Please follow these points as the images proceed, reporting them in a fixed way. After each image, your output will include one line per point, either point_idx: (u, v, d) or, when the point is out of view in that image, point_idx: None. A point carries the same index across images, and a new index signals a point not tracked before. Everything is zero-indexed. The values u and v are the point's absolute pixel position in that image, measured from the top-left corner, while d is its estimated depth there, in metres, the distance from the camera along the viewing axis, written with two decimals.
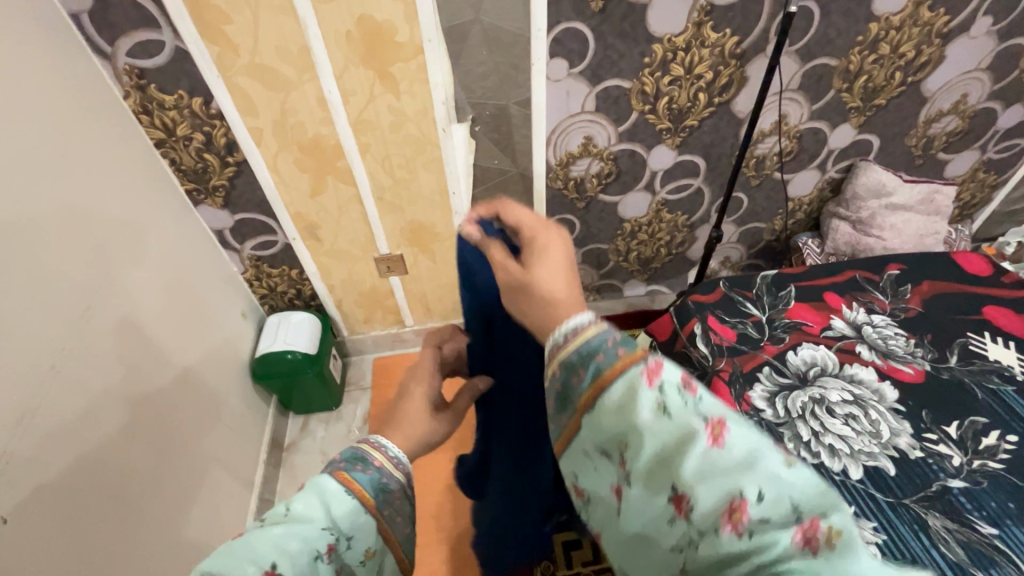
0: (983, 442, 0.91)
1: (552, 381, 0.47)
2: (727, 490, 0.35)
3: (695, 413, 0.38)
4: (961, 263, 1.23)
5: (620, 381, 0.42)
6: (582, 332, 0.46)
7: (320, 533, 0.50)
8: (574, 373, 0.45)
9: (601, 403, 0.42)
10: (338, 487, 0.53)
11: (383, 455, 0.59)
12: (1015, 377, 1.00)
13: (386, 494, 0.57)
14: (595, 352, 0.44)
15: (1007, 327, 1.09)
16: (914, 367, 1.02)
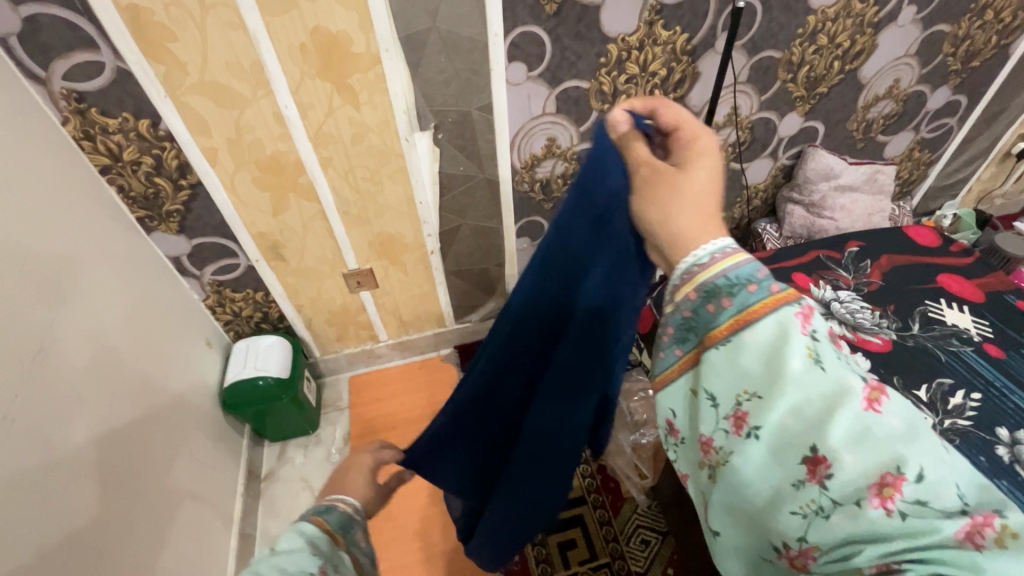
0: (951, 402, 0.97)
1: (683, 305, 0.47)
2: (882, 463, 0.36)
3: (850, 372, 0.40)
4: (912, 237, 1.31)
5: (772, 321, 0.42)
6: (729, 257, 0.46)
7: (310, 558, 0.50)
8: (712, 302, 0.45)
9: (743, 338, 0.43)
10: (315, 526, 0.54)
11: (342, 501, 0.61)
12: (972, 339, 1.07)
13: (353, 532, 0.58)
14: (747, 281, 0.44)
15: (958, 293, 1.17)
16: (882, 337, 1.08)
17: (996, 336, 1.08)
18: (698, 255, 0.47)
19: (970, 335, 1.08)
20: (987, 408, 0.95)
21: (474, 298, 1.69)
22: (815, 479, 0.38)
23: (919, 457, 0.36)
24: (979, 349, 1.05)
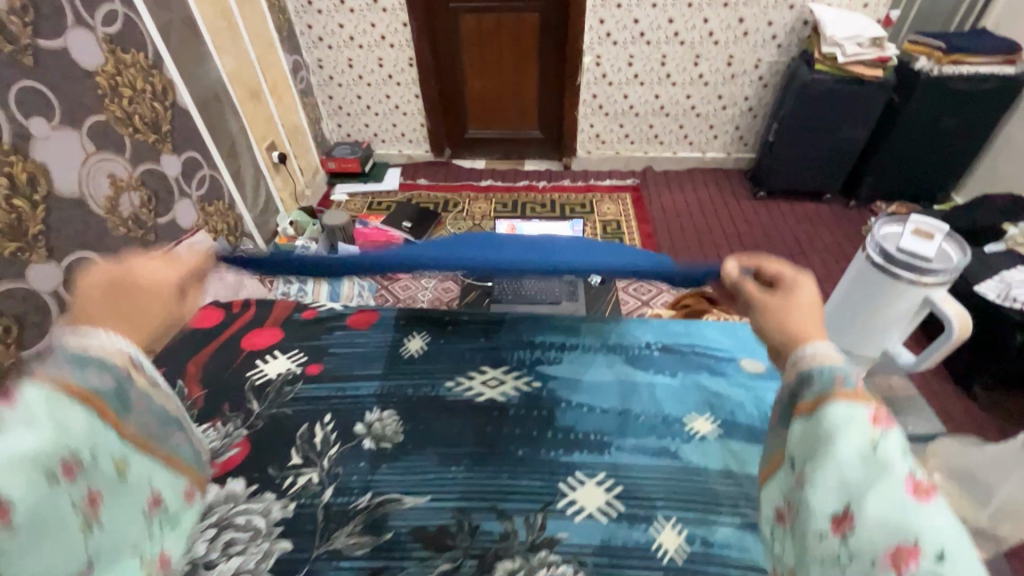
0: (317, 441, 0.77)
1: (784, 388, 0.48)
2: (898, 534, 0.34)
3: (901, 464, 0.37)
4: (186, 330, 0.94)
5: (840, 409, 0.41)
6: (821, 353, 0.47)
7: (49, 450, 0.42)
8: (802, 385, 0.45)
9: (814, 415, 0.42)
10: (64, 399, 0.45)
11: (98, 347, 0.49)
12: (300, 372, 0.86)
13: (119, 390, 0.49)
14: (834, 372, 0.44)
15: (257, 348, 0.90)
16: (239, 442, 0.77)
17: (310, 351, 0.90)
18: (802, 347, 0.48)
19: (298, 382, 0.85)
20: (384, 428, 0.79)
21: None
22: (906, 568, 0.33)
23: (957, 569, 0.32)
24: (308, 379, 0.85)
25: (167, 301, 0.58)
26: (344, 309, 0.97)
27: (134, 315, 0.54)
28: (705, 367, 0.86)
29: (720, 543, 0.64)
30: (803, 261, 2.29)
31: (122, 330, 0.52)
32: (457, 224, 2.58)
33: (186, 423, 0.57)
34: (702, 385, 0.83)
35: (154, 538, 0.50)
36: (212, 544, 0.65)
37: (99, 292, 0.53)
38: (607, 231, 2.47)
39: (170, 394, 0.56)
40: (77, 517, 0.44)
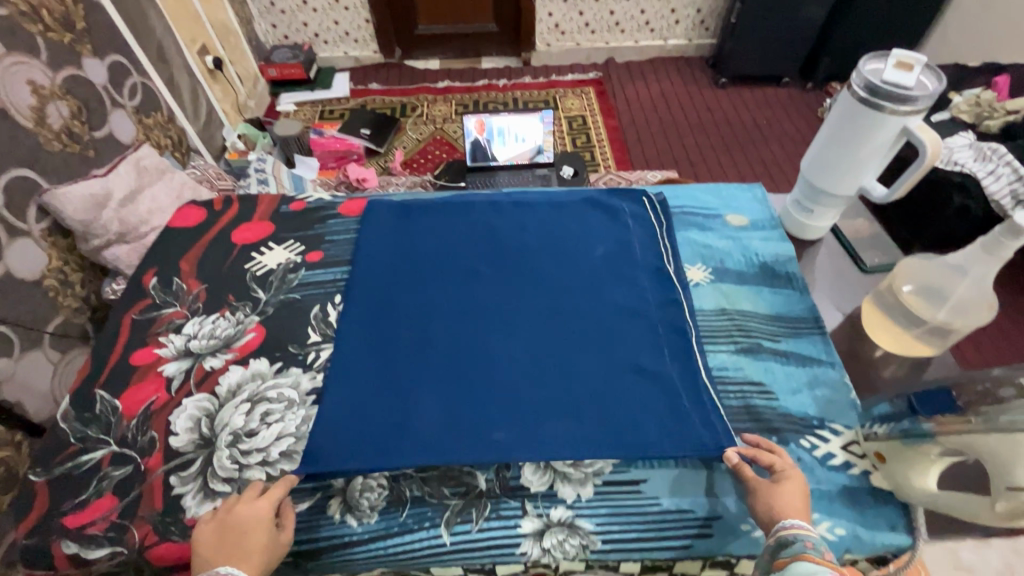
0: (331, 319, 0.79)
1: (765, 549, 0.54)
2: None
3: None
4: (168, 230, 0.90)
5: (807, 567, 0.49)
6: (800, 528, 0.53)
7: None
8: (779, 548, 0.52)
9: (788, 569, 0.49)
10: None
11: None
12: (301, 261, 0.86)
13: None
14: (806, 541, 0.51)
15: (250, 242, 0.88)
16: (253, 328, 0.78)
17: (306, 240, 0.88)
18: (786, 524, 0.53)
19: (300, 270, 0.84)
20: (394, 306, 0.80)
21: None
22: None
23: None
24: (310, 266, 0.85)
25: (272, 539, 0.56)
26: (334, 199, 0.94)
27: (241, 548, 0.54)
28: (694, 223, 0.90)
29: (718, 368, 0.73)
30: (762, 146, 2.35)
31: (240, 565, 0.53)
32: (418, 129, 2.47)
33: None
34: (692, 240, 0.88)
35: None
36: (250, 415, 0.69)
37: (212, 537, 0.55)
38: (573, 128, 2.43)
39: None
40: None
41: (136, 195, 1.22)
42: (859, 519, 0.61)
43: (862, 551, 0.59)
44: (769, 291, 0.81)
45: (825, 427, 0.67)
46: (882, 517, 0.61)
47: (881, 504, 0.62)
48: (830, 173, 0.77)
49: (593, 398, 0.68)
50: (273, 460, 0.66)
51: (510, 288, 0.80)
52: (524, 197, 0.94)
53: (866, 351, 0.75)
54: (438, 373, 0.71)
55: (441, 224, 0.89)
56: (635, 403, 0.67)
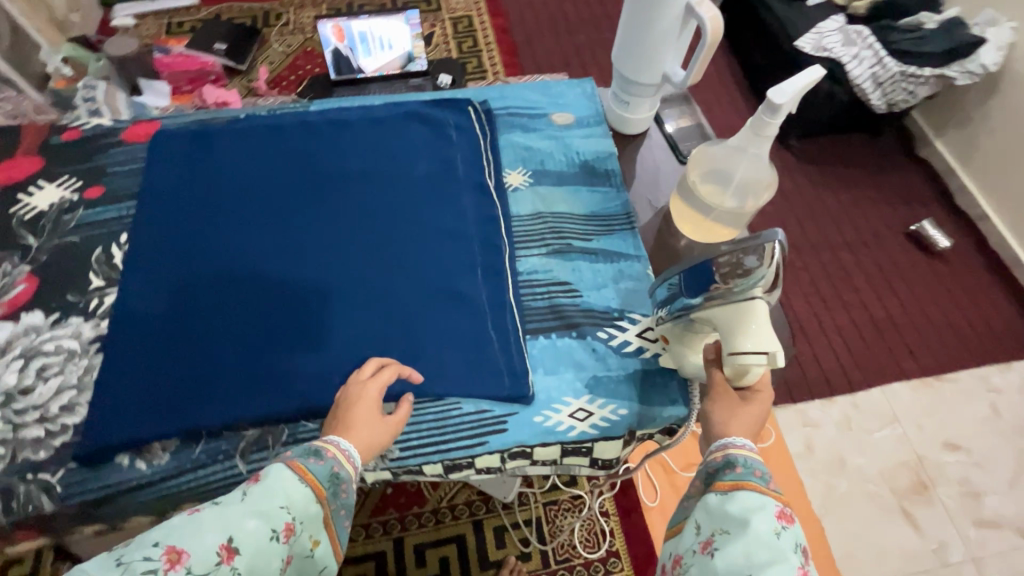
0: (116, 260, 0.72)
1: (704, 467, 0.55)
2: None
3: (795, 556, 0.46)
4: None
5: (756, 497, 0.50)
6: (751, 452, 0.53)
7: (274, 513, 0.48)
8: (726, 468, 0.53)
9: (735, 494, 0.50)
10: (291, 477, 0.51)
11: (338, 450, 0.55)
12: (77, 198, 0.76)
13: (338, 486, 0.54)
14: (755, 469, 0.52)
15: (14, 183, 0.77)
16: (22, 279, 0.70)
17: (84, 174, 0.78)
18: (741, 446, 0.54)
19: (78, 210, 0.75)
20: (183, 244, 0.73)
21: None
22: None
23: None
24: (89, 204, 0.76)
25: (378, 422, 0.59)
26: (116, 123, 0.83)
27: (349, 420, 0.58)
28: (517, 124, 0.86)
29: (528, 271, 0.73)
30: None
31: (348, 436, 0.57)
32: (285, 40, 2.21)
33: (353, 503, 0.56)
34: (515, 142, 0.84)
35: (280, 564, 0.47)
36: (23, 372, 0.63)
37: (335, 407, 0.60)
38: (458, 30, 2.24)
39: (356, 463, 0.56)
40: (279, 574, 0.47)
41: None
42: (642, 400, 0.65)
43: (641, 426, 0.64)
44: (586, 190, 0.80)
45: (624, 318, 0.70)
46: (663, 394, 0.66)
47: (664, 382, 0.66)
48: (633, 60, 0.74)
49: (400, 335, 0.67)
50: (52, 415, 0.61)
51: (320, 222, 0.75)
52: (341, 113, 0.85)
53: (674, 242, 0.77)
54: (237, 326, 0.67)
55: (245, 153, 0.80)
56: (441, 335, 0.67)
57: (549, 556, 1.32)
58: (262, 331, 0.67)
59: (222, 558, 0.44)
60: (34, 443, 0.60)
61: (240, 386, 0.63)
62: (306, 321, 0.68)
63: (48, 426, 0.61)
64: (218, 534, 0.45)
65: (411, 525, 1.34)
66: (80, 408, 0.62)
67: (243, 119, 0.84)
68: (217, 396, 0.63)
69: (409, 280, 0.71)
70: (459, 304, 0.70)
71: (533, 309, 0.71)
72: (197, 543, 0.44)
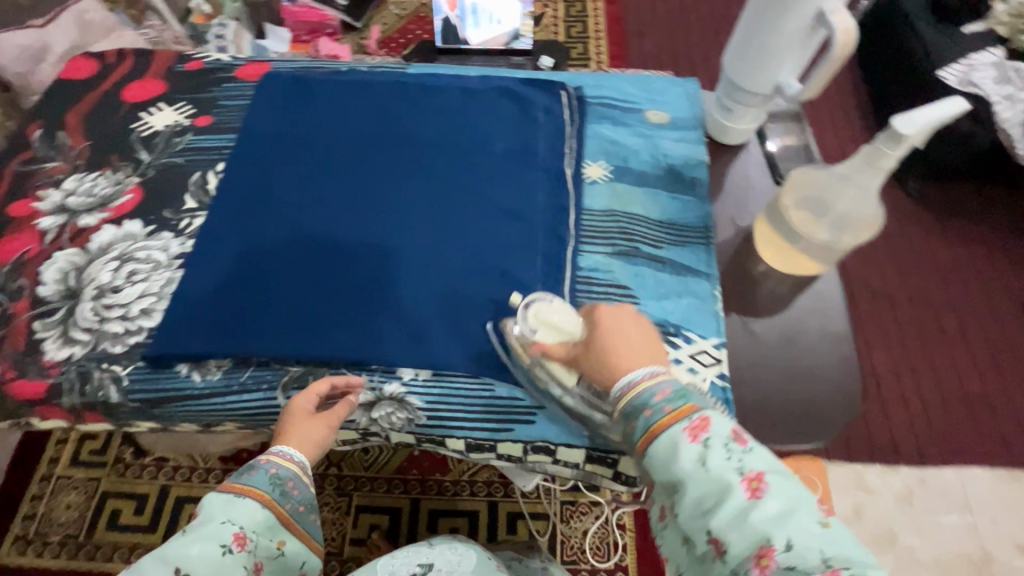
0: (211, 187, 0.77)
1: (620, 422, 0.55)
2: (758, 540, 0.44)
3: (730, 470, 0.48)
4: (58, 82, 0.85)
5: (665, 438, 0.50)
6: (637, 386, 0.54)
7: (221, 529, 0.53)
8: (637, 414, 0.53)
9: (658, 444, 0.50)
10: (227, 495, 0.56)
11: (274, 457, 0.59)
12: (189, 124, 0.82)
13: (282, 486, 0.58)
14: (644, 408, 0.52)
15: (140, 101, 0.84)
16: (130, 190, 0.77)
17: (198, 103, 0.84)
18: (629, 393, 0.54)
19: (187, 134, 0.81)
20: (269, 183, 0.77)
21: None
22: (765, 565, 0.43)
23: (784, 536, 0.44)
24: (197, 131, 0.82)
25: (309, 423, 0.61)
26: (234, 60, 0.88)
27: (284, 427, 0.61)
28: (608, 116, 0.83)
29: (589, 268, 0.71)
30: None
31: (280, 444, 0.60)
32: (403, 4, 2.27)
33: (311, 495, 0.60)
34: (602, 134, 0.81)
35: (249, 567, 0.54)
36: (117, 273, 0.70)
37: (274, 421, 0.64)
38: (570, 14, 2.20)
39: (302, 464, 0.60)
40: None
41: (77, 52, 1.12)
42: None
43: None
44: (667, 195, 0.76)
45: (679, 335, 0.66)
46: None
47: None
48: (746, 63, 0.68)
49: (446, 307, 0.68)
50: (133, 316, 0.68)
51: (393, 183, 0.76)
52: (436, 80, 0.86)
53: (750, 266, 0.72)
54: (298, 266, 0.70)
55: (337, 104, 0.83)
56: (487, 315, 0.67)
57: (556, 553, 1.31)
58: (319, 276, 0.70)
59: None
60: (115, 338, 0.66)
61: (291, 324, 0.66)
62: (362, 274, 0.70)
63: (128, 326, 0.67)
64: (168, 566, 0.50)
65: (430, 490, 1.38)
66: (157, 315, 0.68)
67: (344, 72, 0.87)
68: (268, 329, 0.66)
69: (465, 254, 0.71)
70: (511, 287, 0.69)
71: (585, 307, 0.69)
72: None
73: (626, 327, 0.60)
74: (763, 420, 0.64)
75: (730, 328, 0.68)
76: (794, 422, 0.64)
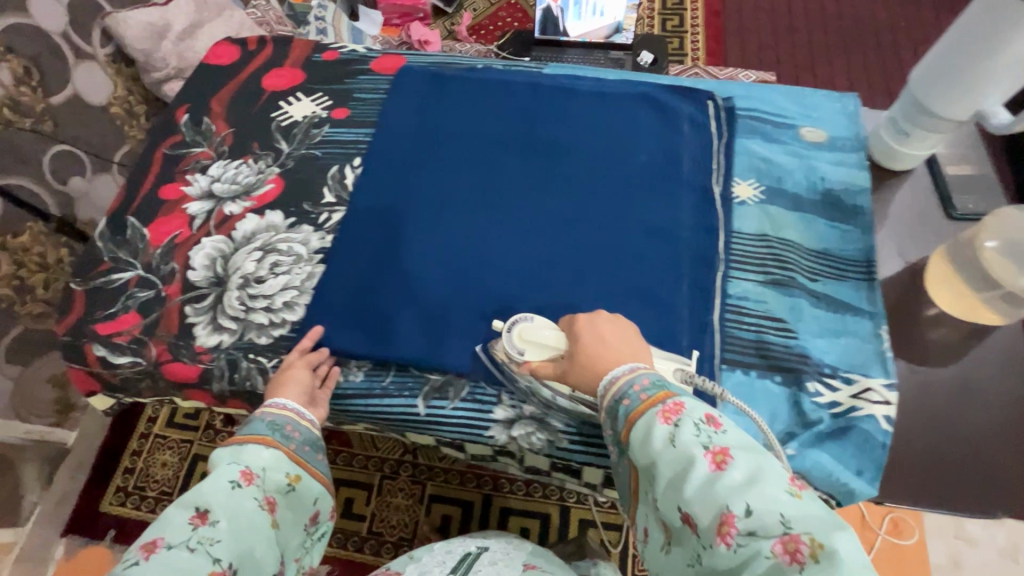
0: (348, 182, 0.77)
1: (604, 420, 0.52)
2: (719, 510, 0.41)
3: (697, 444, 0.44)
4: (202, 66, 0.88)
5: (643, 422, 0.47)
6: (618, 379, 0.52)
7: (229, 470, 0.53)
8: (619, 403, 0.50)
9: (636, 432, 0.47)
10: (231, 445, 0.56)
11: (270, 408, 0.60)
12: (326, 116, 0.82)
13: (282, 428, 0.58)
14: (624, 398, 0.50)
15: (279, 90, 0.85)
16: (271, 180, 0.78)
17: (335, 95, 0.84)
18: (612, 385, 0.52)
19: (325, 126, 0.82)
20: (403, 181, 0.76)
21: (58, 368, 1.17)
22: (729, 538, 0.40)
23: (750, 503, 0.40)
24: (334, 123, 0.82)
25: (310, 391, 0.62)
26: (368, 53, 0.88)
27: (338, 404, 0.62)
28: (759, 131, 0.78)
29: (738, 297, 0.67)
30: (891, 54, 1.97)
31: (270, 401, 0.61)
32: None
33: (312, 435, 0.61)
34: (751, 151, 0.76)
35: (264, 504, 0.52)
36: (261, 263, 0.71)
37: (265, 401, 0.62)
38: (667, 6, 2.10)
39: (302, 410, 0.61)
40: (265, 517, 0.52)
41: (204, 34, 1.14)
42: (835, 457, 0.58)
43: (819, 484, 0.57)
44: (824, 223, 0.71)
45: (839, 376, 0.62)
46: (858, 460, 0.58)
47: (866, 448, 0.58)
48: (943, 84, 0.63)
49: None
50: (277, 308, 0.69)
51: (529, 189, 0.74)
52: (573, 82, 0.82)
53: (918, 309, 0.66)
54: (436, 270, 0.69)
55: (473, 103, 0.81)
56: None
57: (628, 565, 1.29)
58: (456, 281, 0.68)
59: (196, 522, 0.48)
60: (259, 329, 0.68)
61: (428, 328, 0.66)
62: (502, 285, 0.68)
63: (272, 317, 0.68)
64: (185, 510, 0.49)
65: (502, 487, 1.37)
66: (298, 309, 0.69)
67: (479, 70, 0.85)
68: (407, 333, 0.66)
69: (605, 272, 0.68)
70: (655, 312, 0.65)
71: (735, 339, 0.65)
72: (168, 525, 0.48)
73: (608, 334, 0.57)
74: (922, 479, 0.59)
75: (898, 375, 0.63)
76: (966, 485, 0.59)
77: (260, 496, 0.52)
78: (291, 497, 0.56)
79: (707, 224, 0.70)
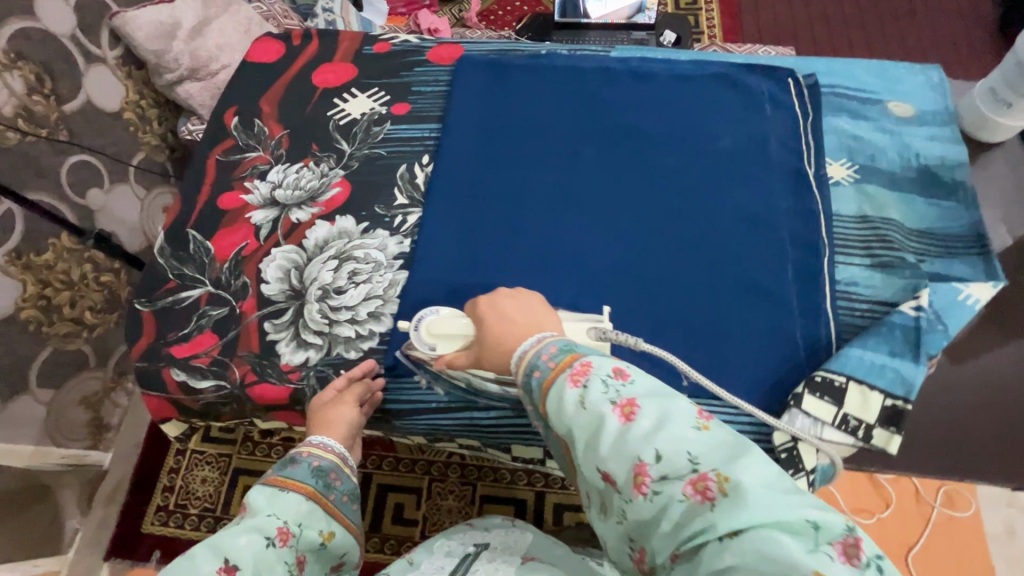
0: (419, 181, 0.73)
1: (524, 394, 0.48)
2: (633, 462, 0.38)
3: (605, 400, 0.40)
4: (245, 65, 0.82)
5: (553, 390, 0.43)
6: (529, 351, 0.48)
7: (267, 520, 0.49)
8: (531, 374, 0.46)
9: (550, 402, 0.43)
10: (269, 487, 0.52)
11: (313, 448, 0.57)
12: (386, 113, 0.78)
13: (325, 476, 0.55)
14: (535, 368, 0.46)
15: (331, 87, 0.80)
16: (336, 184, 0.73)
17: (392, 89, 0.80)
18: (525, 356, 0.48)
19: (385, 123, 0.77)
20: (480, 178, 0.72)
21: (87, 388, 1.09)
22: (645, 488, 0.37)
23: (658, 448, 0.37)
24: (395, 120, 0.77)
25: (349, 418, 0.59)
26: (422, 43, 0.83)
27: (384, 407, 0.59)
28: (844, 108, 0.75)
29: (846, 282, 0.65)
30: (909, 22, 1.94)
31: (314, 437, 0.58)
32: None
33: (349, 481, 0.58)
34: (839, 128, 0.73)
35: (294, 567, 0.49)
36: (337, 272, 0.67)
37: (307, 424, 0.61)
38: None
39: (344, 453, 0.59)
40: None
41: None
42: (866, 348, 0.59)
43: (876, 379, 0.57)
44: (922, 201, 0.68)
45: None
46: (887, 344, 0.59)
47: (888, 331, 0.59)
48: None
49: (696, 321, 0.62)
50: (362, 319, 0.65)
51: (615, 180, 0.71)
52: (644, 64, 0.78)
53: None
54: (529, 270, 0.66)
55: (541, 91, 0.77)
56: (742, 333, 0.61)
57: None
58: (551, 281, 0.65)
59: None
60: (345, 342, 0.64)
61: None
62: (601, 283, 0.65)
63: (358, 329, 0.64)
64: (214, 561, 0.45)
65: (553, 485, 1.30)
66: (385, 319, 0.65)
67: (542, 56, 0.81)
68: None
69: (705, 263, 0.65)
70: (764, 303, 0.63)
71: (848, 327, 0.63)
72: None
73: (511, 311, 0.54)
74: None
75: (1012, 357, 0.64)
76: None
77: (291, 555, 0.49)
78: (320, 554, 0.52)
79: (805, 208, 0.67)
